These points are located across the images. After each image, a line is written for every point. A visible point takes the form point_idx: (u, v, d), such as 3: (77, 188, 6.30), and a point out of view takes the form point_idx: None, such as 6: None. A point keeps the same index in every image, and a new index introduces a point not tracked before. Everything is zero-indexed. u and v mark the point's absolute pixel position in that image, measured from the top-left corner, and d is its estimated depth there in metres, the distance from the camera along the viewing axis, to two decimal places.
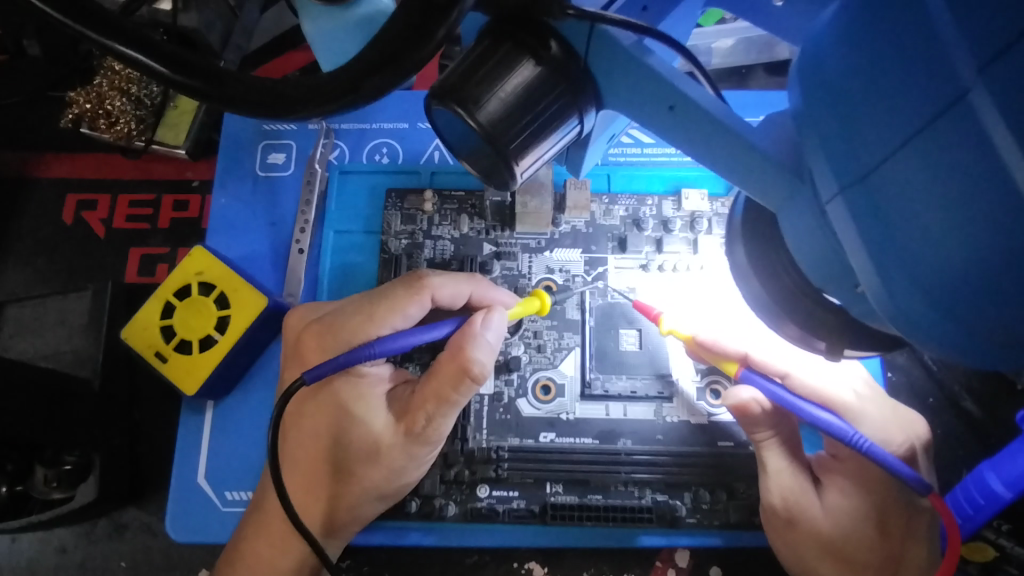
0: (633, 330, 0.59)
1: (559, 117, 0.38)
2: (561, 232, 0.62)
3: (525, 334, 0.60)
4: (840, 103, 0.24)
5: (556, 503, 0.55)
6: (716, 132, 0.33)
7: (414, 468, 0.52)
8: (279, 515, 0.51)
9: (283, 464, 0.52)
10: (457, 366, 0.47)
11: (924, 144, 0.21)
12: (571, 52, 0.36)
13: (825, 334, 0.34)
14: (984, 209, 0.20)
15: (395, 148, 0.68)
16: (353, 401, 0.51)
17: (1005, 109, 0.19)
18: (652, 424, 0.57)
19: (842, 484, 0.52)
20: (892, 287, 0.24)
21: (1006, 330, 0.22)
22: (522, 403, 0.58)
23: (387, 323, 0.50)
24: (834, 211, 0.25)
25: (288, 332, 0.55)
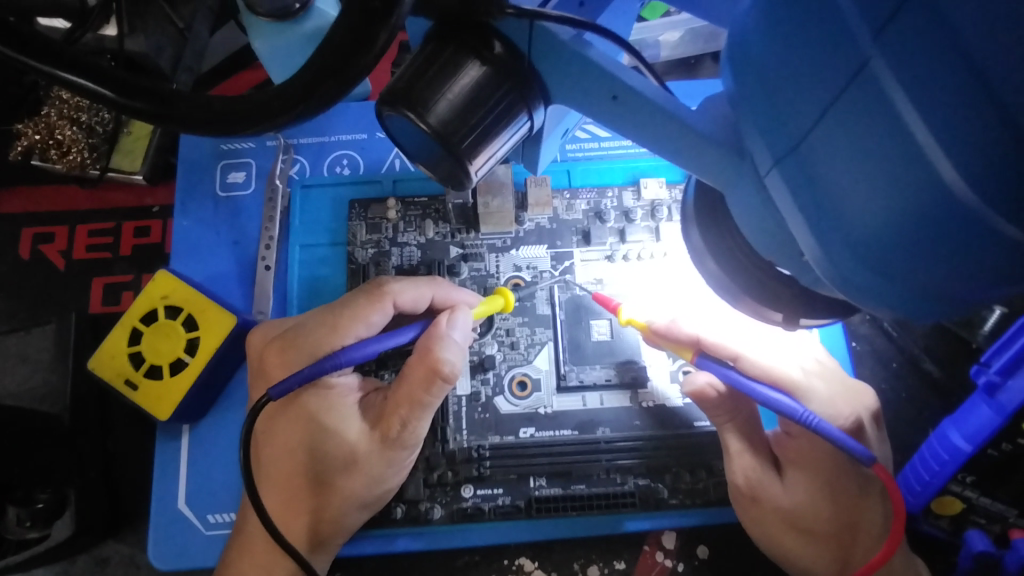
0: (603, 320, 0.60)
1: (508, 114, 0.39)
2: (526, 230, 0.63)
3: (498, 333, 0.60)
4: (766, 79, 0.25)
5: (541, 496, 0.56)
6: (661, 118, 0.34)
7: (394, 473, 0.52)
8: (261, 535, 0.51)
9: (259, 483, 0.51)
10: (425, 368, 0.47)
11: (840, 114, 0.23)
12: (515, 51, 0.38)
13: (784, 307, 0.36)
14: (898, 169, 0.22)
15: (355, 159, 0.68)
16: (324, 411, 0.51)
17: (903, 76, 0.21)
18: (629, 411, 0.58)
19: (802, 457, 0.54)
20: (831, 250, 0.25)
21: (936, 282, 0.23)
22: (500, 401, 0.58)
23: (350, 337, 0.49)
24: (773, 187, 0.27)
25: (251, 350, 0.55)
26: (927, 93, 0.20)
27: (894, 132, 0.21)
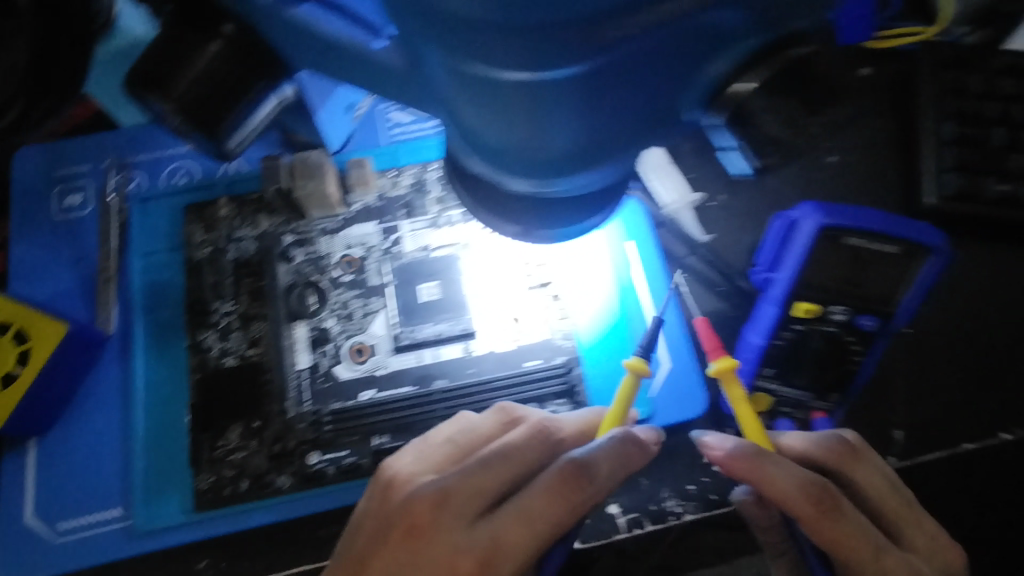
0: (432, 282, 0.65)
1: (254, 91, 0.42)
2: (354, 211, 0.67)
3: (335, 307, 0.64)
4: (407, 65, 0.33)
5: (383, 451, 0.59)
6: (367, 61, 0.35)
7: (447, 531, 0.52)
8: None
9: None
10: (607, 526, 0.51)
11: (446, 72, 0.31)
12: (247, 29, 0.40)
13: (517, 217, 0.41)
14: (490, 86, 0.30)
15: (192, 169, 0.71)
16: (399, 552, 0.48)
17: (447, 29, 0.29)
18: (462, 360, 0.62)
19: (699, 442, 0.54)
20: (507, 160, 0.34)
21: (570, 147, 0.32)
22: (339, 368, 0.62)
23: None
24: (468, 110, 0.32)
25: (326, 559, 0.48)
26: (462, 28, 0.28)
27: (501, 21, 0.27)
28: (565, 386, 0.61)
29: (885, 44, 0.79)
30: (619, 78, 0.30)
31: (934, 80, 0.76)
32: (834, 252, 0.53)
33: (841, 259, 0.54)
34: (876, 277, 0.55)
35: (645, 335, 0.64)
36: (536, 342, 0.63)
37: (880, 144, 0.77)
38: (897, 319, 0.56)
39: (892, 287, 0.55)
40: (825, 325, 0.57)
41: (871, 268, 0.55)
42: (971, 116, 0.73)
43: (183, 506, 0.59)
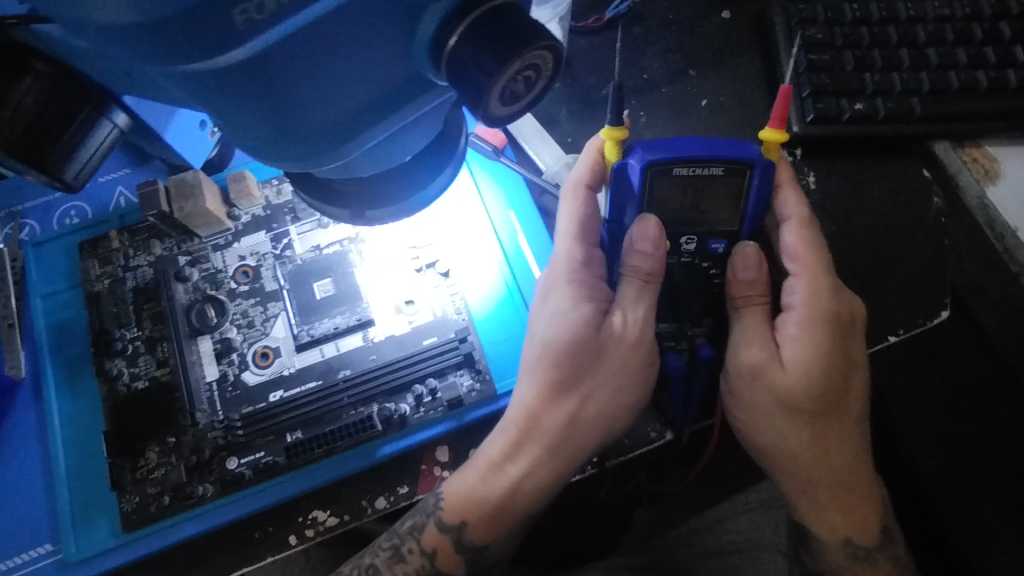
0: (326, 279, 0.67)
1: (89, 123, 0.45)
2: (243, 224, 0.69)
3: (235, 317, 0.66)
4: (128, 73, 0.33)
5: (297, 446, 0.61)
6: (132, 82, 0.36)
7: (607, 390, 0.58)
8: (605, 395, 0.58)
9: (604, 385, 0.58)
10: (623, 368, 0.58)
11: (154, 78, 0.31)
12: (60, 66, 0.41)
13: (351, 201, 0.46)
14: (193, 86, 0.29)
15: (82, 208, 0.72)
16: (592, 383, 0.58)
17: (110, 46, 0.28)
18: (364, 348, 0.65)
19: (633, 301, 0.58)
20: (274, 147, 0.34)
21: (318, 115, 0.33)
22: (247, 375, 0.64)
23: (571, 331, 0.57)
24: (199, 107, 0.32)
25: (574, 379, 0.58)
26: (117, 44, 0.27)
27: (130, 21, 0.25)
28: (462, 356, 0.63)
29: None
30: (363, 66, 0.31)
31: (787, 15, 0.79)
32: (666, 183, 0.56)
33: (674, 188, 0.57)
34: (713, 200, 0.58)
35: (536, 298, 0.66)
36: (433, 322, 0.65)
37: (748, 83, 0.81)
38: (741, 234, 0.59)
39: (727, 207, 0.58)
40: (679, 255, 0.60)
41: (703, 191, 0.57)
42: (826, 44, 0.76)
43: (111, 529, 0.60)
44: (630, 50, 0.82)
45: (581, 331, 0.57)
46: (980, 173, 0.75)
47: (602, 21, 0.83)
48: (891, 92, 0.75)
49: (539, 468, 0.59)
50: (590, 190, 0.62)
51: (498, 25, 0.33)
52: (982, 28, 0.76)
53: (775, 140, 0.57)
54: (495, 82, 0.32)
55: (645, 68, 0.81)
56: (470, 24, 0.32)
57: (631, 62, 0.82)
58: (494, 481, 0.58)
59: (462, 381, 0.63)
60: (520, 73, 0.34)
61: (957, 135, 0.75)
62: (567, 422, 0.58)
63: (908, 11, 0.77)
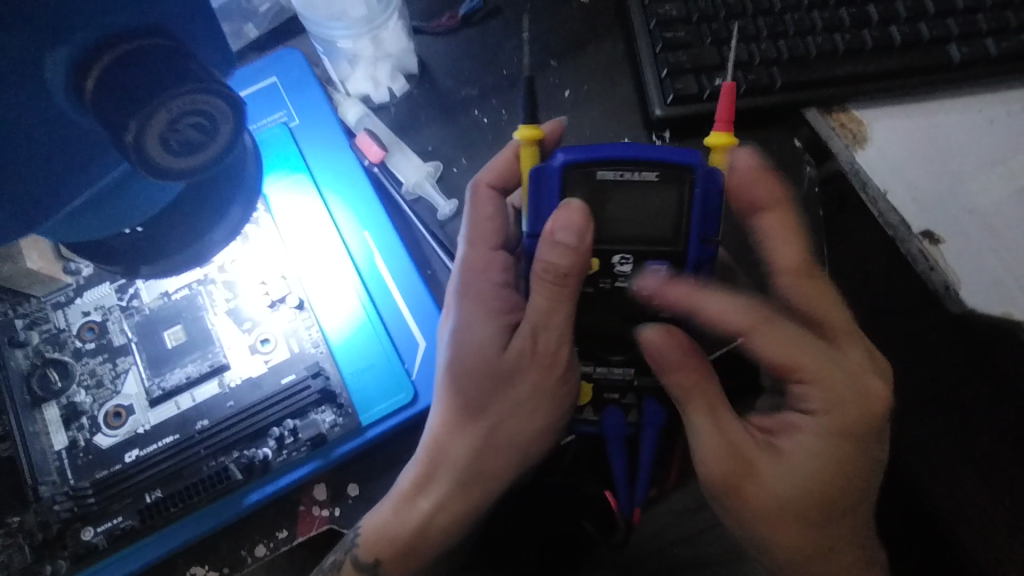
0: (177, 327, 0.64)
1: None
2: (85, 277, 0.65)
3: (83, 378, 0.63)
4: None
5: (155, 507, 0.58)
6: None
7: (519, 416, 0.55)
8: (517, 420, 0.55)
9: (510, 414, 0.55)
10: (528, 389, 0.54)
11: None
12: None
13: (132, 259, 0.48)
14: None
15: None
16: (500, 412, 0.55)
17: None
18: (221, 395, 0.61)
19: (538, 312, 0.52)
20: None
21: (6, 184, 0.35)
22: (99, 438, 0.61)
23: (466, 354, 0.55)
24: None
25: (475, 410, 0.55)
26: None
27: None
28: (318, 393, 0.60)
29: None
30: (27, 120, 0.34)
31: None
32: (590, 190, 0.53)
33: (605, 195, 0.53)
34: (652, 214, 0.53)
35: (398, 320, 0.65)
36: (290, 358, 0.62)
37: (612, 68, 0.78)
38: (686, 256, 0.53)
39: (669, 219, 0.53)
40: (613, 278, 0.55)
41: (622, 208, 0.53)
42: (681, 20, 0.73)
43: None
44: (488, 46, 0.78)
45: (482, 352, 0.55)
46: (849, 138, 0.72)
47: (456, 20, 0.78)
48: (752, 64, 0.72)
49: (452, 503, 0.56)
50: (493, 190, 0.63)
51: (144, 61, 0.36)
52: None
53: (721, 145, 0.56)
54: (144, 132, 0.37)
55: (505, 63, 0.78)
56: (107, 65, 0.35)
57: (491, 58, 0.78)
58: (405, 517, 0.56)
59: (324, 417, 0.60)
60: (176, 122, 0.38)
61: (822, 101, 0.72)
62: (481, 453, 0.55)
63: None
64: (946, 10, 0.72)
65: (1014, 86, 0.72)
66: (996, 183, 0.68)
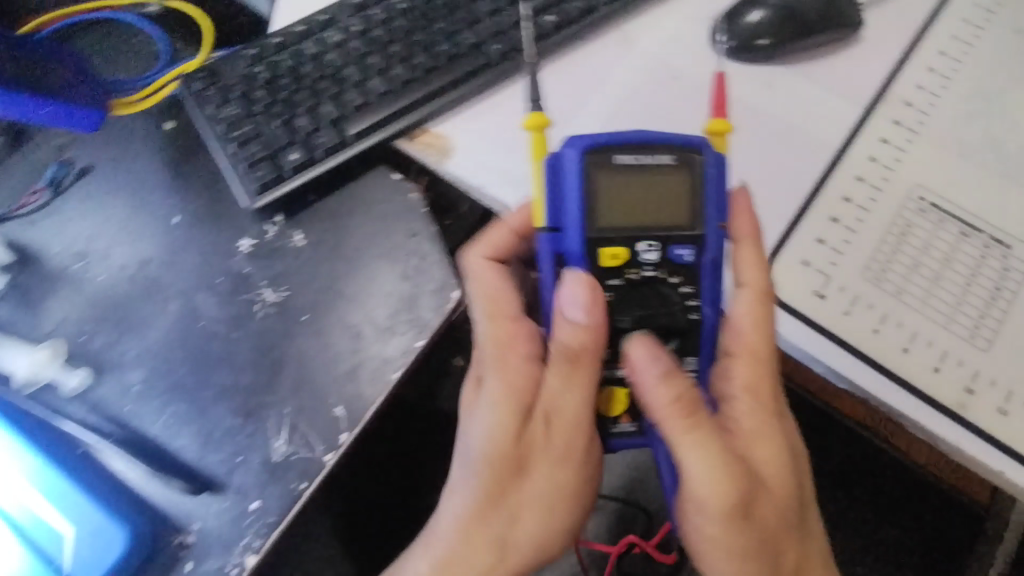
0: None
1: None
2: None
3: None
4: None
5: None
6: None
7: (513, 523, 0.61)
8: (533, 507, 0.61)
9: (534, 510, 0.61)
10: (541, 510, 0.61)
11: None
12: None
13: None
14: None
15: None
16: (523, 518, 0.61)
17: None
18: None
19: (556, 407, 0.58)
20: None
21: None
22: None
23: (484, 441, 0.59)
24: None
25: (512, 506, 0.60)
26: None
27: None
28: None
29: (151, 100, 0.85)
30: None
31: (202, 104, 0.80)
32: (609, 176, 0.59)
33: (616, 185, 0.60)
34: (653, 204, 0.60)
35: (69, 555, 0.62)
36: None
37: (207, 177, 0.82)
38: (705, 240, 0.60)
39: (685, 205, 0.60)
40: (640, 268, 0.60)
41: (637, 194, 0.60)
42: (242, 116, 0.79)
43: None
44: (79, 206, 0.80)
45: (485, 446, 0.59)
46: (435, 153, 0.81)
47: (42, 193, 0.80)
48: (320, 129, 0.78)
49: None
50: (491, 260, 0.68)
51: None
52: (376, 34, 0.83)
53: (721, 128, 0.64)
54: None
55: (100, 215, 0.80)
56: None
57: (85, 216, 0.80)
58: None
59: None
60: None
61: (397, 134, 0.80)
62: (493, 549, 0.61)
63: (307, 50, 0.82)
64: (469, 21, 0.84)
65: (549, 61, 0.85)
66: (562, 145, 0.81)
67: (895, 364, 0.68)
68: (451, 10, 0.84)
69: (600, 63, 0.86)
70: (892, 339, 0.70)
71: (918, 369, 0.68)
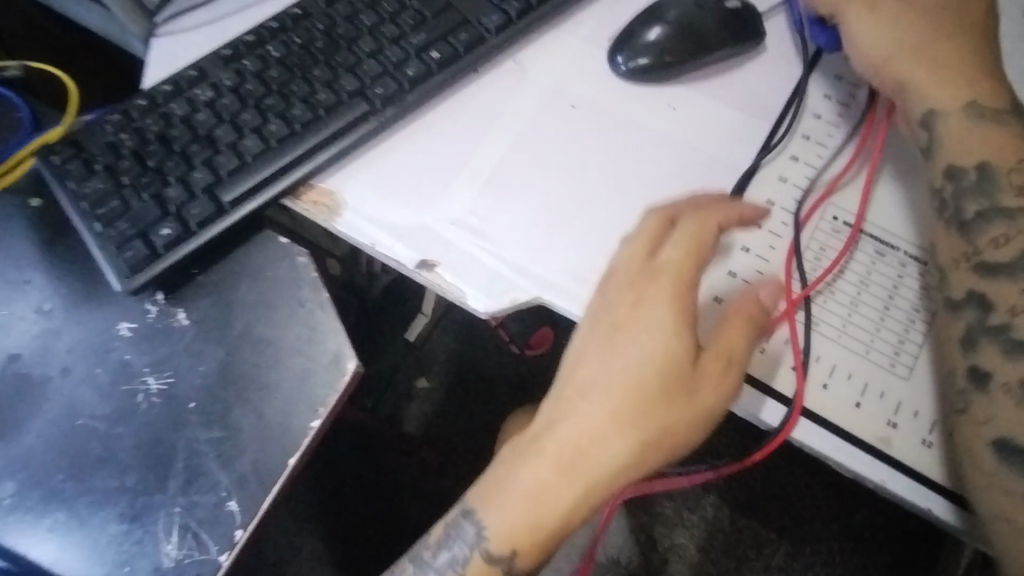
0: None
1: None
2: None
3: None
4: None
5: None
6: None
7: (674, 424, 0.60)
8: (684, 421, 0.60)
9: (676, 414, 0.60)
10: (699, 426, 0.61)
11: None
12: None
13: None
14: None
15: None
16: (684, 419, 0.60)
17: None
18: None
19: (728, 344, 0.61)
20: None
21: None
22: None
23: (653, 361, 0.60)
24: None
25: (673, 410, 0.60)
26: None
27: None
28: None
29: (7, 177, 0.79)
30: None
31: (62, 180, 0.74)
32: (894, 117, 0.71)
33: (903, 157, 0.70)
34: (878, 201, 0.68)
35: None
36: None
37: (77, 258, 0.76)
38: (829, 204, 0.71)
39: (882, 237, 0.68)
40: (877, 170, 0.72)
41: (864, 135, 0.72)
42: (106, 191, 0.73)
43: None
44: None
45: (645, 367, 0.60)
46: (326, 211, 0.75)
47: None
48: (195, 198, 0.73)
49: (553, 502, 0.61)
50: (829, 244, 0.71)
51: None
52: (250, 88, 0.78)
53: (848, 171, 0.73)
54: None
55: None
56: None
57: None
58: (539, 512, 0.61)
59: None
60: None
61: (282, 193, 0.75)
62: (638, 445, 0.60)
63: (175, 111, 0.76)
64: (349, 65, 0.79)
65: (440, 99, 0.80)
66: (469, 186, 0.76)
67: (844, 422, 0.64)
68: (330, 53, 0.79)
69: (498, 93, 0.80)
70: (844, 395, 0.65)
71: (842, 408, 0.65)
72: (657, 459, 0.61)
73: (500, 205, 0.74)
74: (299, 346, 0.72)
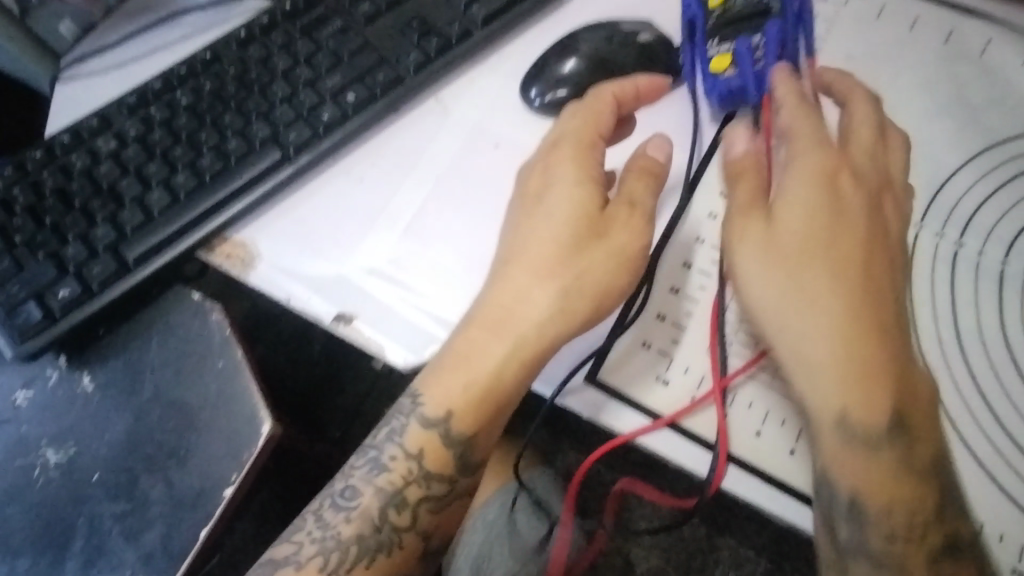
0: None
1: None
2: None
3: None
4: None
5: None
6: None
7: (606, 238, 0.62)
8: (603, 251, 0.61)
9: (579, 264, 0.61)
10: (599, 289, 0.61)
11: None
12: None
13: None
14: None
15: None
16: (608, 236, 0.62)
17: None
18: None
19: (616, 215, 0.62)
20: None
21: None
22: None
23: (567, 191, 0.63)
24: None
25: (571, 268, 0.61)
26: None
27: None
28: None
29: None
30: None
31: None
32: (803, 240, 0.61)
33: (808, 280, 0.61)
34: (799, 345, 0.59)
35: None
36: None
37: None
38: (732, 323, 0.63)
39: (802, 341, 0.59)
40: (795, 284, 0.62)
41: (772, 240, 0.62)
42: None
43: None
44: None
45: (557, 219, 0.62)
46: (238, 266, 0.72)
47: None
48: (94, 259, 0.69)
49: (468, 382, 0.61)
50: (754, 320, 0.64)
51: None
52: (154, 137, 0.74)
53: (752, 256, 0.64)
54: None
55: None
56: None
57: None
58: (472, 371, 0.61)
59: None
60: None
61: (188, 250, 0.71)
62: (561, 294, 0.61)
63: (74, 163, 0.73)
64: (261, 111, 0.76)
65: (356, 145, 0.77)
66: (386, 236, 0.73)
67: (775, 470, 0.62)
68: (240, 100, 0.76)
69: (419, 136, 0.78)
70: (776, 442, 0.62)
71: (775, 455, 0.62)
72: (570, 314, 0.61)
73: (419, 253, 0.72)
74: (209, 403, 0.69)
